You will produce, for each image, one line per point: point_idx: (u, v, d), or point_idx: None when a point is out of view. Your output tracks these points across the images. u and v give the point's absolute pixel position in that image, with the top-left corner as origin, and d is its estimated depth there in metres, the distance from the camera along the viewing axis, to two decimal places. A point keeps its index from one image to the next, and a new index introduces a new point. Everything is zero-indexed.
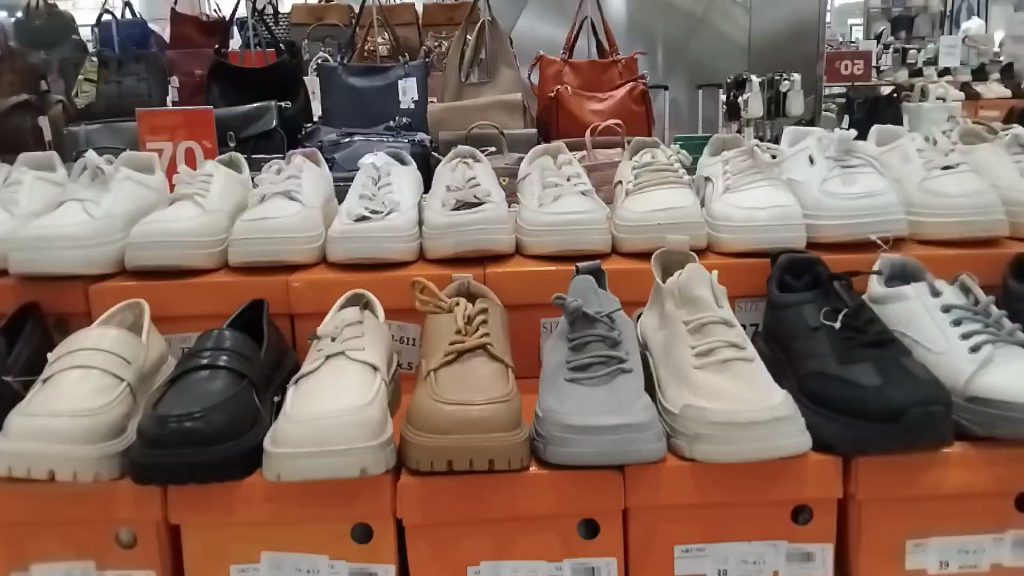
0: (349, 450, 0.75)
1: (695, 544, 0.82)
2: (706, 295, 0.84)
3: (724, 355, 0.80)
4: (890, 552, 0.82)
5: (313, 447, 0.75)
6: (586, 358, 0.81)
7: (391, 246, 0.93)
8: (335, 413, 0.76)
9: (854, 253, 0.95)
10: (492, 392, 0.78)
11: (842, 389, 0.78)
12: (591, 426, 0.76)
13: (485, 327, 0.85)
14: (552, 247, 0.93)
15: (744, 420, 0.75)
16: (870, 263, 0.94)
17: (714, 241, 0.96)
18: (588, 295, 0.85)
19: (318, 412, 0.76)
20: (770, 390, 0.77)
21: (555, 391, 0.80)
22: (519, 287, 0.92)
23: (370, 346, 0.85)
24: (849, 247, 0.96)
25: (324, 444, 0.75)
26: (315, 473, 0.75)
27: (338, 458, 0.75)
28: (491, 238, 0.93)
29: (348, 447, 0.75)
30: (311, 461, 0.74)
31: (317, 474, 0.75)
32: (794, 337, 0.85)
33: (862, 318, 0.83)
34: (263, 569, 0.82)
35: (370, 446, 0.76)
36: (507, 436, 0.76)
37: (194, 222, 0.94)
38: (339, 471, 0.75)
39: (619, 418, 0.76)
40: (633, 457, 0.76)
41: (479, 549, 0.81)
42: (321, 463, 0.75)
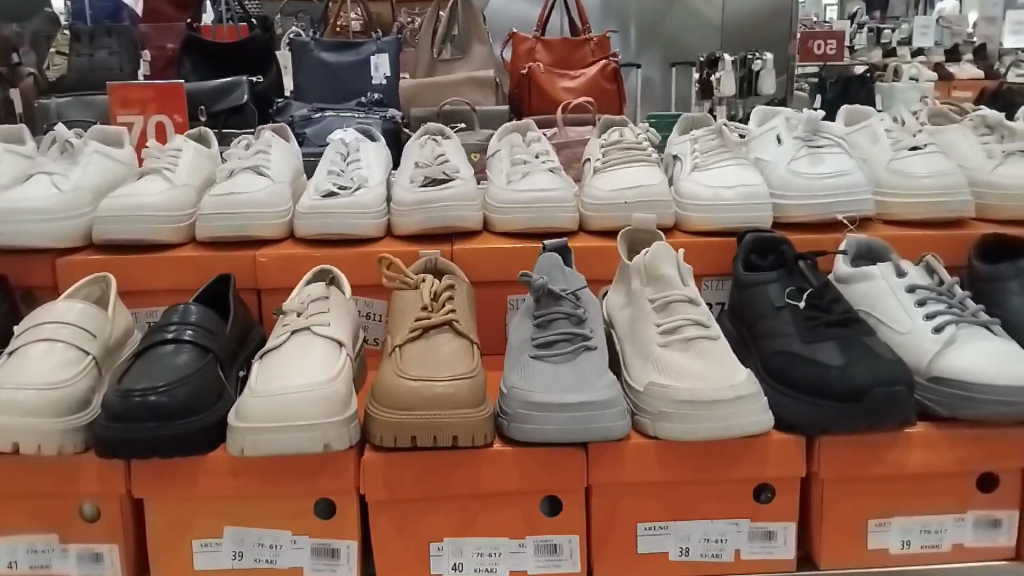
0: (314, 425, 0.75)
1: (658, 522, 0.82)
2: (671, 273, 0.83)
3: (688, 333, 0.80)
4: (853, 532, 0.82)
5: (277, 422, 0.75)
6: (551, 336, 0.81)
7: (359, 222, 0.93)
8: (299, 388, 0.76)
9: (821, 233, 0.95)
10: (458, 369, 0.79)
11: (806, 367, 0.79)
12: (555, 404, 0.76)
13: (451, 303, 0.85)
14: (519, 225, 0.93)
15: (708, 399, 0.75)
16: (837, 244, 0.95)
17: (682, 219, 0.96)
18: (553, 273, 0.84)
19: (282, 387, 0.76)
20: (733, 368, 0.78)
21: (520, 368, 0.80)
22: (486, 264, 0.91)
23: (336, 322, 0.84)
24: (817, 227, 0.96)
25: (288, 420, 0.75)
26: (279, 449, 0.75)
27: (302, 434, 0.75)
28: (459, 216, 0.93)
29: (313, 422, 0.75)
30: (274, 438, 0.75)
31: (282, 449, 0.75)
32: (759, 316, 0.85)
33: (827, 297, 0.84)
34: (226, 544, 0.82)
35: (333, 421, 0.76)
36: (471, 413, 0.76)
37: (163, 197, 0.94)
38: (303, 446, 0.75)
39: (583, 395, 0.76)
40: (596, 435, 0.76)
41: (441, 525, 0.82)
42: (285, 439, 0.75)
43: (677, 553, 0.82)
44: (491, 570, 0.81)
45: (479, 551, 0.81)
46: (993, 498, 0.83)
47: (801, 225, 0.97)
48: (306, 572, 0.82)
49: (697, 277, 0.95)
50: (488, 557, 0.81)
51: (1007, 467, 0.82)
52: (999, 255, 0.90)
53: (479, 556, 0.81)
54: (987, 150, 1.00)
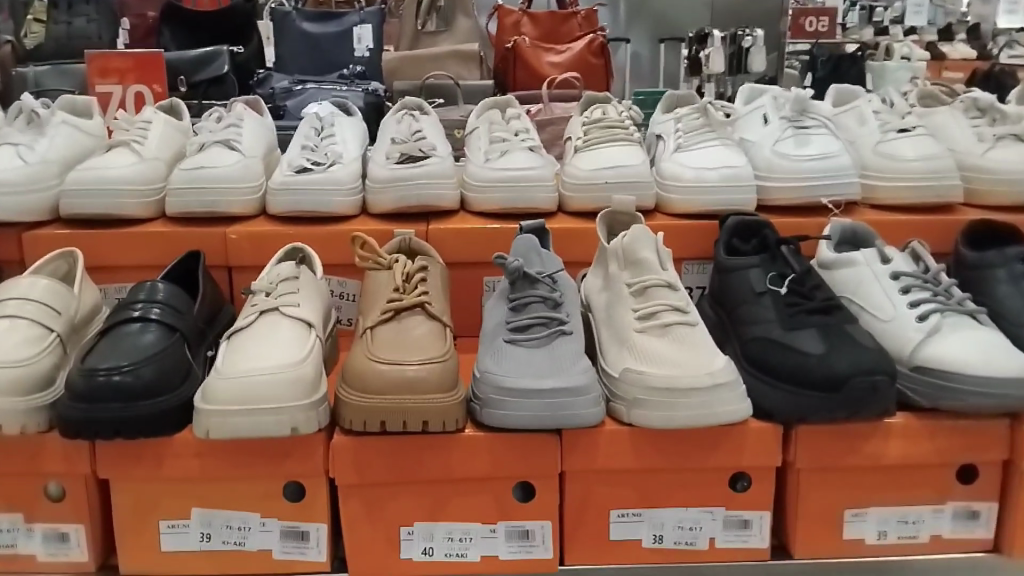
0: (281, 408, 0.71)
1: (632, 509, 0.80)
2: (650, 257, 0.81)
3: (666, 319, 0.78)
4: (829, 522, 0.81)
5: (244, 405, 0.71)
6: (526, 320, 0.79)
7: (333, 200, 0.91)
8: (266, 370, 0.72)
9: (804, 217, 0.93)
10: (429, 353, 0.76)
11: (785, 354, 0.77)
12: (528, 390, 0.73)
13: (424, 285, 0.82)
14: (496, 203, 0.91)
15: (684, 386, 0.73)
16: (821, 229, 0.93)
17: (664, 201, 0.94)
18: (531, 255, 0.82)
19: (249, 368, 0.73)
20: (711, 355, 0.76)
21: (494, 353, 0.78)
22: (462, 245, 0.90)
23: (307, 303, 0.79)
24: (802, 211, 0.94)
25: (255, 403, 0.71)
26: (244, 432, 0.71)
27: (269, 416, 0.71)
28: (433, 195, 0.91)
29: (281, 405, 0.71)
30: (239, 420, 0.71)
31: (247, 433, 0.71)
32: (740, 302, 0.83)
33: (808, 284, 0.82)
34: (194, 526, 0.79)
35: (302, 405, 0.72)
36: (442, 398, 0.74)
37: (131, 171, 0.91)
38: (270, 430, 0.71)
39: (557, 381, 0.74)
40: (569, 422, 0.74)
41: (413, 510, 0.79)
42: (249, 422, 0.71)
43: (651, 540, 0.80)
44: (461, 555, 0.79)
45: (450, 536, 0.79)
46: (972, 490, 0.82)
47: (785, 208, 0.95)
48: (275, 556, 0.79)
49: (677, 261, 0.93)
50: (458, 542, 0.79)
51: (987, 459, 0.80)
52: (987, 243, 0.88)
53: (449, 541, 0.79)
54: (977, 133, 0.98)
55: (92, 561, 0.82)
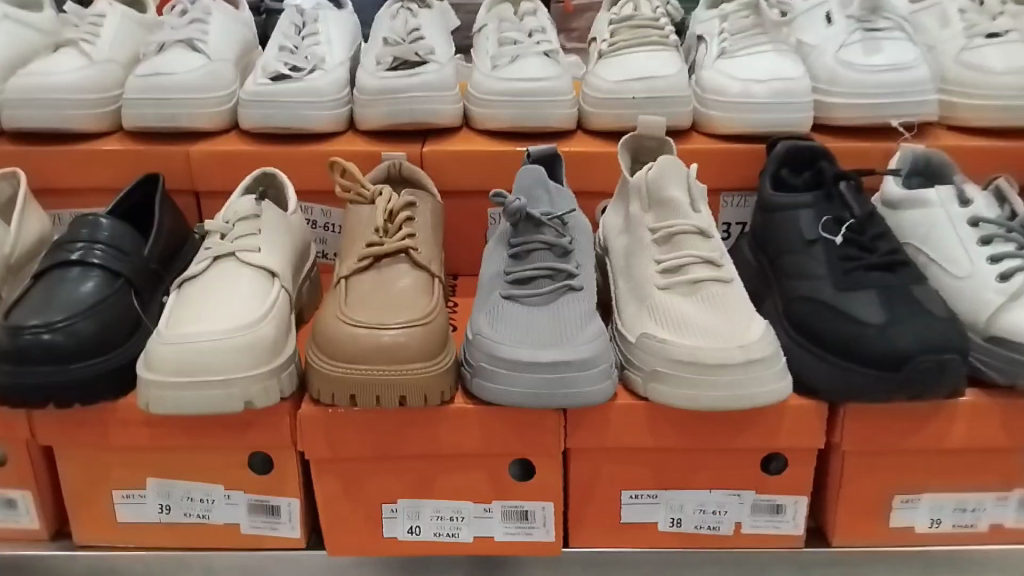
0: (230, 379, 0.56)
1: (647, 490, 0.67)
2: (680, 197, 0.68)
3: (696, 274, 0.65)
4: (873, 508, 0.69)
5: (186, 377, 0.56)
6: (527, 272, 0.66)
7: (310, 113, 0.79)
8: (211, 334, 0.57)
9: (865, 140, 0.81)
10: (413, 313, 0.62)
11: (834, 318, 0.64)
12: (525, 361, 0.59)
13: (409, 227, 0.69)
14: (505, 122, 0.79)
15: (711, 360, 0.60)
16: (888, 156, 0.80)
17: (702, 118, 0.82)
18: (535, 191, 0.68)
19: (192, 332, 0.58)
20: (748, 323, 0.62)
21: (492, 312, 0.65)
22: (461, 173, 0.79)
23: (269, 247, 0.65)
24: (866, 133, 0.81)
25: (202, 373, 0.56)
26: (188, 409, 0.56)
27: (215, 391, 0.56)
28: (429, 110, 0.79)
29: (231, 375, 0.56)
30: (177, 395, 0.56)
31: (192, 410, 0.56)
32: (788, 251, 0.71)
33: (869, 233, 0.69)
34: (152, 497, 0.65)
35: (256, 374, 0.57)
36: (427, 367, 0.60)
37: (78, 77, 0.78)
38: (220, 406, 0.56)
39: (561, 353, 0.59)
40: (572, 402, 0.59)
41: (394, 486, 0.65)
42: (195, 397, 0.56)
43: (667, 524, 0.68)
44: (452, 535, 0.66)
45: (439, 515, 0.66)
46: None
47: (844, 128, 0.82)
48: (243, 530, 0.66)
49: (711, 192, 0.82)
50: (448, 522, 0.66)
51: None
52: None
53: (438, 520, 0.66)
54: None
55: (46, 528, 0.67)
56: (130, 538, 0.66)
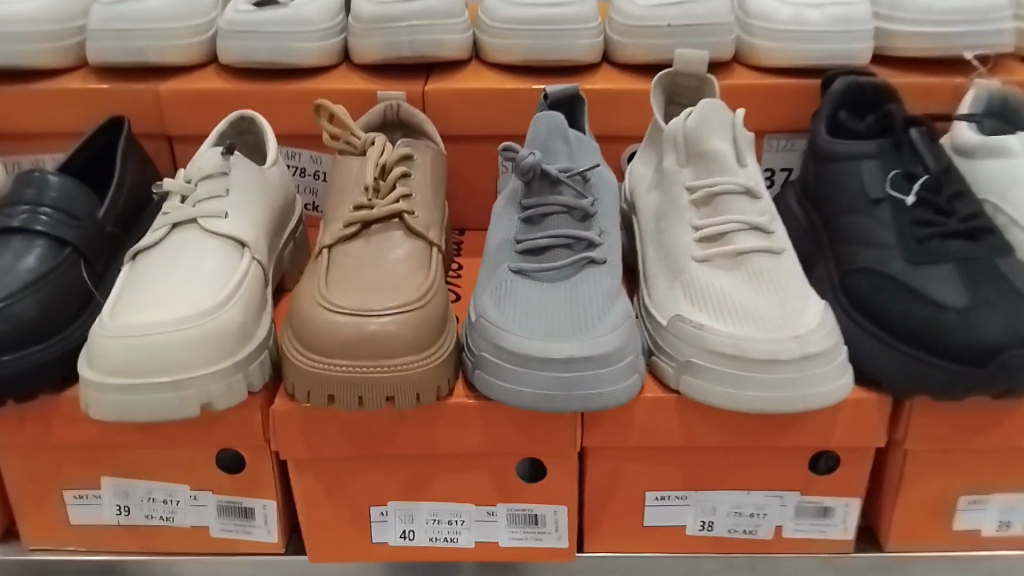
0: (182, 381, 0.47)
1: (674, 491, 0.58)
2: (724, 150, 0.58)
3: (741, 246, 0.55)
4: (935, 509, 0.59)
5: (131, 378, 0.47)
6: (541, 241, 0.56)
7: (295, 45, 0.69)
8: (162, 326, 0.48)
9: (928, 75, 0.72)
10: (407, 294, 0.53)
11: (903, 298, 0.54)
12: (536, 356, 0.49)
13: (405, 186, 0.59)
14: (520, 55, 0.70)
15: (760, 355, 0.50)
16: (955, 94, 0.71)
17: (744, 48, 0.72)
18: (551, 142, 0.58)
19: (141, 324, 0.49)
20: (803, 307, 0.53)
21: (500, 291, 0.55)
22: (469, 114, 0.70)
23: (238, 213, 0.56)
24: (930, 66, 0.73)
25: (148, 374, 0.47)
26: (132, 416, 0.47)
27: (164, 394, 0.47)
28: (432, 41, 0.69)
29: (183, 376, 0.47)
30: (118, 400, 0.47)
31: (138, 417, 0.48)
32: (846, 211, 0.60)
33: (945, 192, 0.58)
34: (107, 498, 0.57)
35: (212, 373, 0.48)
36: (421, 360, 0.51)
37: (32, 5, 0.68)
38: (170, 412, 0.48)
39: (579, 346, 0.50)
40: (590, 405, 0.49)
41: (384, 487, 0.56)
42: (141, 402, 0.47)
43: (696, 528, 0.59)
44: (451, 540, 0.58)
45: (436, 518, 0.57)
46: None
47: (904, 59, 0.74)
48: (213, 534, 0.58)
49: (756, 133, 0.72)
50: (446, 526, 0.57)
51: None
52: None
53: (435, 524, 0.57)
54: None
55: None
56: (87, 539, 0.58)
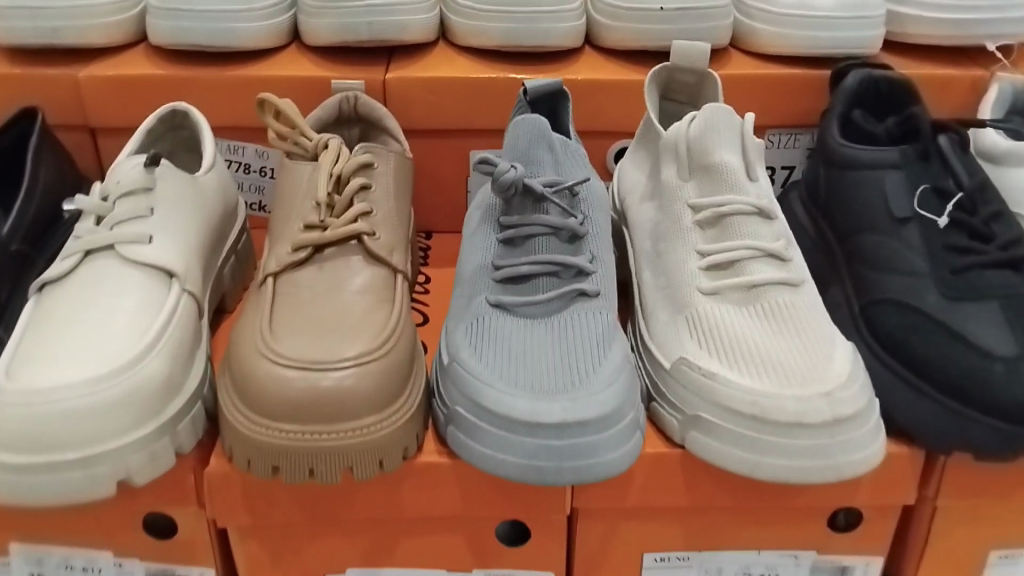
0: (92, 458, 0.40)
1: (676, 552, 0.51)
2: (733, 162, 0.50)
3: (755, 278, 0.48)
4: (962, 565, 0.53)
5: (30, 456, 0.39)
6: (523, 268, 0.49)
7: (236, 26, 0.60)
8: (69, 389, 0.40)
9: (945, 66, 0.64)
10: (366, 339, 0.45)
11: (941, 341, 0.47)
12: (522, 421, 0.42)
13: (363, 200, 0.51)
14: (493, 39, 0.61)
15: (784, 418, 0.43)
16: (974, 88, 0.63)
17: (742, 31, 0.64)
18: (534, 151, 0.51)
19: (43, 386, 0.40)
20: (828, 354, 0.45)
21: (476, 328, 0.47)
22: (433, 106, 0.61)
23: (163, 237, 0.47)
24: (946, 56, 0.65)
25: (51, 450, 0.39)
26: (31, 499, 0.40)
27: (71, 475, 0.40)
28: (393, 22, 0.60)
29: (93, 452, 0.40)
30: (13, 481, 0.39)
31: (39, 500, 0.40)
32: (866, 227, 0.53)
33: (982, 213, 0.51)
34: (17, 567, 0.49)
35: (127, 445, 0.41)
36: (384, 422, 0.43)
37: None
38: (78, 493, 0.40)
39: (572, 409, 0.42)
40: (580, 477, 0.42)
41: (342, 553, 0.49)
42: (42, 483, 0.39)
43: None
44: None
45: None
46: None
47: (921, 48, 0.66)
48: None
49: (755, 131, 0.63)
50: None
51: None
52: None
53: None
54: None
55: None
56: None
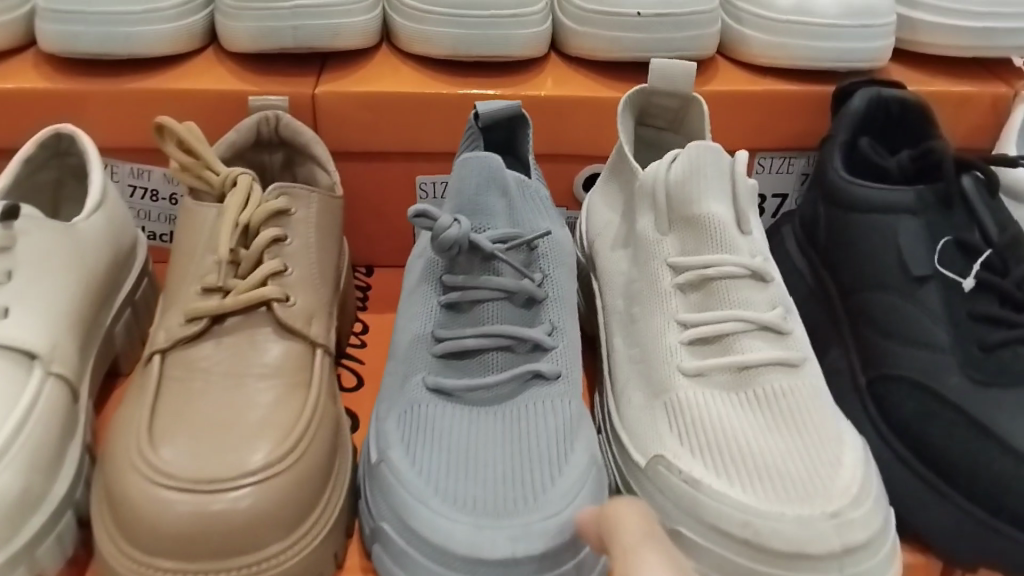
0: None
1: None
2: (723, 215, 0.42)
3: (748, 358, 0.40)
4: None
5: None
6: (470, 344, 0.40)
7: (136, 30, 0.51)
8: None
9: (964, 80, 0.55)
10: (273, 441, 0.38)
11: (966, 436, 0.39)
12: (459, 555, 0.33)
13: (275, 254, 0.43)
14: (439, 48, 0.52)
15: (783, 546, 0.34)
16: (997, 106, 0.54)
17: (729, 38, 0.55)
18: (485, 197, 0.42)
19: None
20: (835, 457, 0.38)
21: (410, 418, 0.39)
22: (371, 126, 0.53)
23: (22, 311, 0.41)
24: (963, 69, 0.56)
25: None
26: None
27: None
28: (323, 26, 0.51)
29: None
30: None
31: None
32: (873, 282, 0.45)
33: (1015, 274, 0.43)
34: None
35: None
36: (286, 552, 0.36)
37: None
38: None
39: (520, 539, 0.34)
40: None
41: None
42: None
43: None
44: None
45: None
46: None
47: (935, 59, 0.57)
48: None
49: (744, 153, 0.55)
50: None
51: None
52: None
53: None
54: None
55: None
56: None
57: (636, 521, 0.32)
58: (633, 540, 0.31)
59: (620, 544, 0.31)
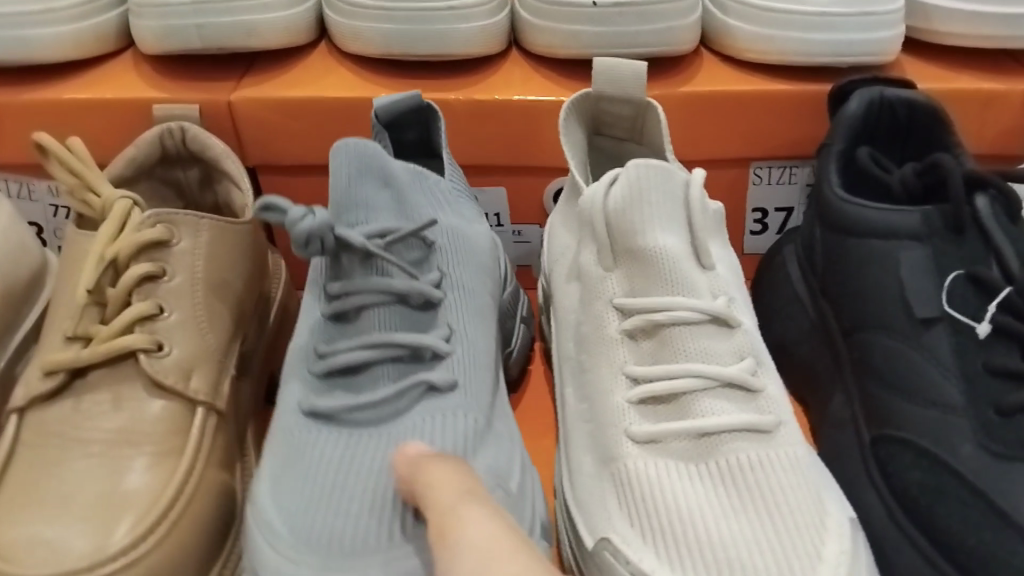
0: None
1: None
2: (674, 248, 0.35)
3: (702, 419, 0.33)
4: None
5: None
6: (347, 355, 0.35)
7: (31, 31, 0.45)
8: None
9: (991, 74, 0.47)
10: (130, 521, 0.32)
11: (982, 522, 0.32)
12: None
13: (150, 293, 0.37)
14: (374, 47, 0.46)
15: None
16: None
17: (715, 30, 0.48)
18: (360, 187, 0.36)
19: None
20: (813, 547, 0.30)
21: (288, 454, 0.34)
22: (300, 137, 0.46)
23: None
24: (991, 61, 0.48)
25: None
26: None
27: None
28: (235, 25, 0.44)
29: None
30: None
31: None
32: (874, 325, 0.38)
33: None
34: None
35: None
36: None
37: None
38: None
39: None
40: None
41: None
42: None
43: None
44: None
45: None
46: None
47: (958, 49, 0.49)
48: None
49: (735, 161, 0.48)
50: None
51: None
52: None
53: None
54: None
55: None
56: None
57: (454, 482, 0.27)
58: (447, 499, 0.26)
59: (436, 507, 0.26)
